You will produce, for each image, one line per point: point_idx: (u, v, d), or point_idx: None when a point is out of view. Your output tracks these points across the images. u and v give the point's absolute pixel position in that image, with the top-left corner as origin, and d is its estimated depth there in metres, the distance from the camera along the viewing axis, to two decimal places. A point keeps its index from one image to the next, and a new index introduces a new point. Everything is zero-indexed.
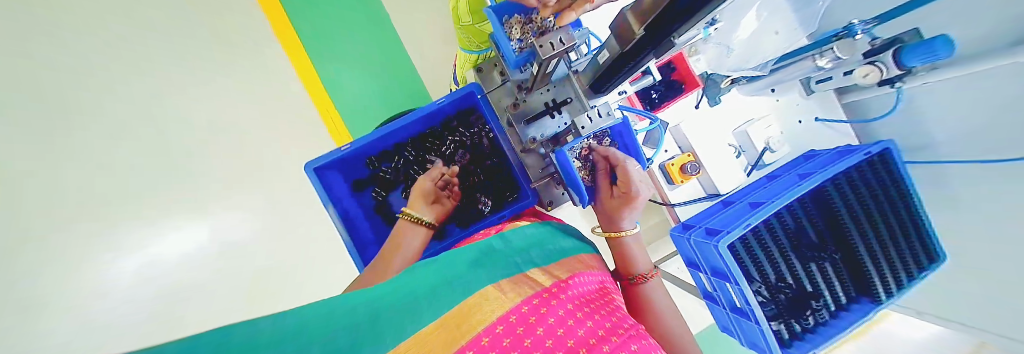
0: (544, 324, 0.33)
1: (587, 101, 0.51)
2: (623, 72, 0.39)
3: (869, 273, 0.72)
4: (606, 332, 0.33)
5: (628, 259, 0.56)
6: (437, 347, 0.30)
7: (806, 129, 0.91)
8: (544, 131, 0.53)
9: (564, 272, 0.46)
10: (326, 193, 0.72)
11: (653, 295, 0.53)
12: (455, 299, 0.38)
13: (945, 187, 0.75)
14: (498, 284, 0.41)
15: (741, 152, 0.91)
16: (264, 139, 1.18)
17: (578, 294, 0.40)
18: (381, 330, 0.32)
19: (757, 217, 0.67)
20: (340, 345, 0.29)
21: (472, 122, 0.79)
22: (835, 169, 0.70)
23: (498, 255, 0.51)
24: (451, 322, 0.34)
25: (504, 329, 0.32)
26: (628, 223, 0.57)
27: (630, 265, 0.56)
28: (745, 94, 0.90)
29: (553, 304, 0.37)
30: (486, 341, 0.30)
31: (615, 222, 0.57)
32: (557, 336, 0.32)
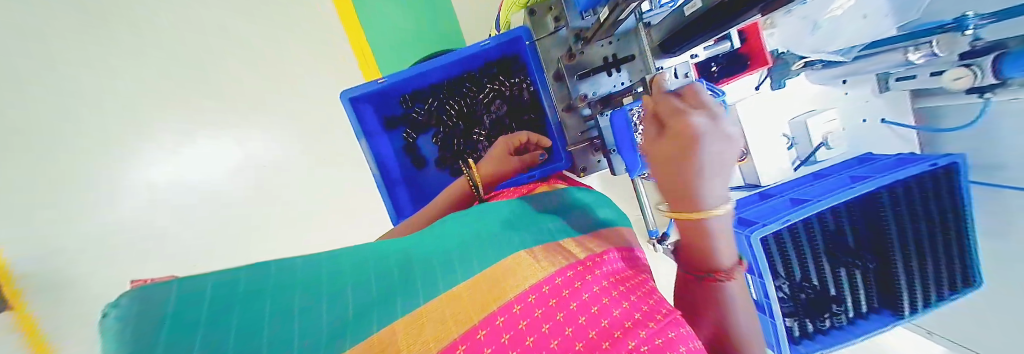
0: (577, 298, 0.32)
1: (652, 61, 0.47)
2: (704, 33, 0.37)
3: (899, 289, 0.70)
4: (643, 316, 0.30)
5: (703, 250, 0.35)
6: (468, 309, 0.30)
7: (869, 129, 0.83)
8: (599, 89, 0.53)
9: (597, 246, 0.44)
10: (359, 126, 0.72)
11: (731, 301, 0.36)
12: (487, 257, 0.38)
13: (1001, 218, 0.68)
14: (530, 250, 0.41)
15: (793, 145, 0.84)
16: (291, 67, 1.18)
17: (611, 271, 0.39)
18: (412, 281, 0.33)
19: (798, 215, 0.63)
20: (376, 290, 0.31)
21: (514, 72, 0.74)
22: (894, 176, 0.64)
23: (530, 219, 0.50)
24: (481, 285, 0.33)
25: (536, 299, 0.32)
26: (707, 191, 0.33)
27: (702, 257, 0.36)
28: (812, 82, 0.82)
29: (588, 279, 0.36)
30: (518, 310, 0.30)
31: (684, 197, 0.33)
32: (591, 313, 0.31)
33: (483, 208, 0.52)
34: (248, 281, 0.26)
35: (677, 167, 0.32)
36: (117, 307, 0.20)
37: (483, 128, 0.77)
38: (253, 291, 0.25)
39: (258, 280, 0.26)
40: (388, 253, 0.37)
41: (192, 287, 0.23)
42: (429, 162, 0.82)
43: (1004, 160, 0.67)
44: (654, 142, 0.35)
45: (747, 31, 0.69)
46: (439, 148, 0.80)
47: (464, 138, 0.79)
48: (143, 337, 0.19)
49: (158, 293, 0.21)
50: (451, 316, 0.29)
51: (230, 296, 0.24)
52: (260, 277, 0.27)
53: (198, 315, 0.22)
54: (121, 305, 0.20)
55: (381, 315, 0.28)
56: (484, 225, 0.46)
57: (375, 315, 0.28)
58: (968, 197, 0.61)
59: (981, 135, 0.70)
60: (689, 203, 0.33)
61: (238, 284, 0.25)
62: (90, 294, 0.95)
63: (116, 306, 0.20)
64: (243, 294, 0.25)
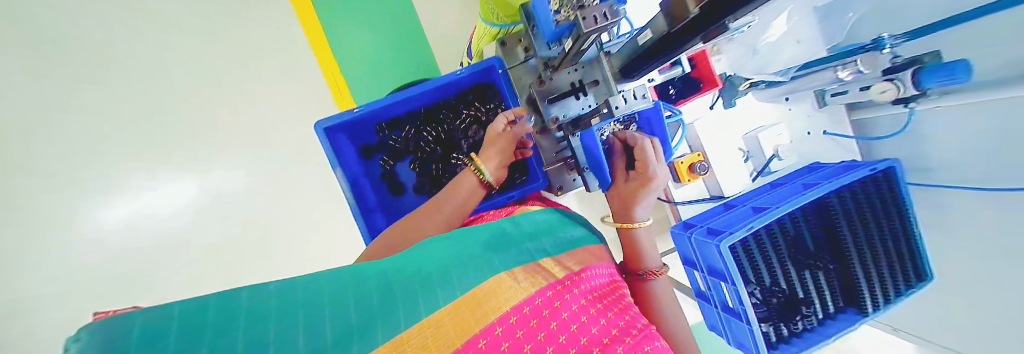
0: (557, 318, 0.34)
1: (616, 86, 0.51)
2: (657, 60, 0.40)
3: (859, 286, 0.74)
4: (619, 332, 0.33)
5: (638, 252, 0.53)
6: (449, 334, 0.30)
7: (813, 141, 0.91)
8: (568, 111, 0.56)
9: (576, 264, 0.46)
10: (334, 155, 0.72)
11: (659, 295, 0.51)
12: (468, 279, 0.38)
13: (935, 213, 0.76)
14: (510, 272, 0.41)
15: (749, 157, 0.91)
16: (263, 99, 1.16)
17: (589, 288, 0.40)
18: (393, 304, 0.32)
19: (759, 222, 0.68)
20: (354, 317, 0.30)
21: (489, 97, 0.77)
22: (839, 181, 0.70)
23: (509, 239, 0.51)
24: (463, 308, 0.33)
25: (518, 320, 0.32)
26: (642, 213, 0.54)
27: (640, 259, 0.53)
28: (759, 99, 0.89)
29: (567, 298, 0.37)
30: (499, 332, 0.31)
31: (628, 212, 0.53)
32: (571, 331, 0.32)
33: (459, 230, 0.52)
34: (217, 313, 0.25)
35: (634, 195, 0.53)
36: (81, 336, 0.19)
37: (461, 152, 0.79)
38: (223, 323, 0.24)
39: (229, 310, 0.25)
40: (369, 275, 0.37)
41: (157, 317, 0.22)
42: (407, 187, 0.82)
43: (932, 162, 0.75)
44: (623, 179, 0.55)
45: (697, 58, 0.77)
46: (417, 174, 0.80)
47: (443, 163, 0.79)
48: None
49: (118, 328, 0.20)
50: (437, 338, 0.29)
51: (198, 328, 0.23)
52: (232, 307, 0.26)
53: (170, 344, 0.21)
54: (84, 337, 0.19)
55: (363, 340, 0.27)
56: (464, 247, 0.45)
57: (355, 343, 0.27)
58: (905, 194, 0.68)
59: (912, 141, 0.78)
60: (628, 217, 0.54)
61: (205, 316, 0.24)
62: None
63: (76, 338, 0.19)
64: (212, 324, 0.24)
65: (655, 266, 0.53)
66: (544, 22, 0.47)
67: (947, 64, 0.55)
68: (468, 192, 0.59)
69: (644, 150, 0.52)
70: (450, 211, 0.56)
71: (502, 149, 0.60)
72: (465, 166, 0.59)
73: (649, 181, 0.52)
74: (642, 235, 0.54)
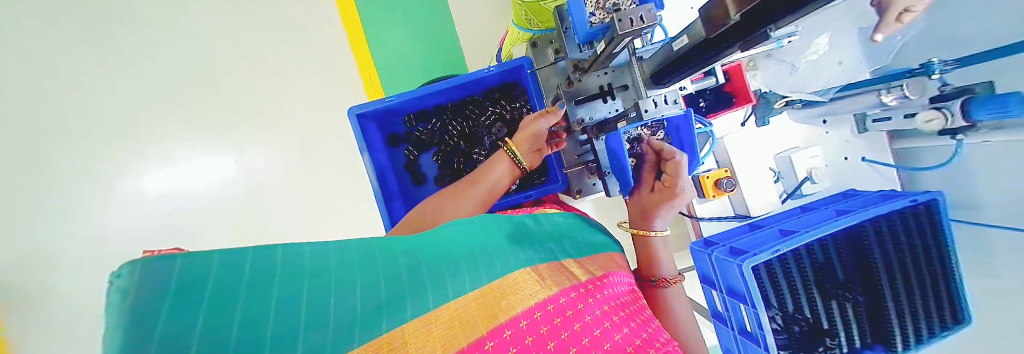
0: (580, 320, 0.35)
1: (644, 91, 0.49)
2: (691, 66, 0.41)
3: (890, 322, 0.70)
4: (642, 342, 0.35)
5: (652, 258, 0.53)
6: (474, 322, 0.32)
7: (850, 167, 0.87)
8: (594, 114, 0.55)
9: (598, 269, 0.46)
10: (363, 140, 0.74)
11: (673, 301, 0.51)
12: (491, 269, 0.39)
13: (977, 257, 0.71)
14: (535, 269, 0.41)
15: (779, 178, 0.87)
16: (298, 86, 1.21)
17: (612, 295, 0.40)
18: (419, 286, 0.33)
19: (787, 245, 0.65)
20: (383, 292, 0.32)
21: (515, 96, 0.78)
22: (877, 210, 0.66)
23: (532, 236, 0.51)
24: (485, 299, 0.34)
25: (542, 316, 0.34)
26: (662, 224, 0.53)
27: (654, 267, 0.53)
28: (794, 120, 0.86)
29: (591, 302, 0.38)
30: (524, 325, 0.32)
31: (649, 220, 0.53)
32: (594, 336, 0.34)
33: (484, 215, 0.51)
34: (251, 270, 0.26)
35: (658, 206, 0.52)
36: (120, 278, 0.20)
37: (483, 148, 0.80)
38: (258, 282, 0.26)
39: (262, 269, 0.27)
40: (398, 249, 0.38)
41: (198, 267, 0.23)
42: (429, 179, 0.84)
43: (983, 201, 0.69)
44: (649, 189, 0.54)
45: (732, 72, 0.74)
46: (439, 167, 0.82)
47: (464, 157, 0.80)
48: (143, 323, 0.19)
49: (160, 274, 0.21)
50: (456, 328, 0.31)
51: (235, 285, 0.25)
52: (270, 268, 0.27)
53: (204, 303, 0.22)
54: (123, 275, 0.19)
55: (390, 316, 0.29)
56: (488, 235, 0.46)
57: (385, 318, 0.29)
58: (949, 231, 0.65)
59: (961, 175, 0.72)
60: (648, 225, 0.53)
61: (240, 275, 0.25)
62: None
63: (117, 276, 0.19)
64: (248, 286, 0.25)
65: (671, 274, 0.52)
66: (579, 24, 0.47)
67: (999, 97, 0.52)
68: (500, 173, 0.60)
69: (677, 164, 0.51)
70: (480, 189, 0.57)
71: (535, 136, 0.59)
72: (501, 146, 0.60)
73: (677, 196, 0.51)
74: (659, 243, 0.53)
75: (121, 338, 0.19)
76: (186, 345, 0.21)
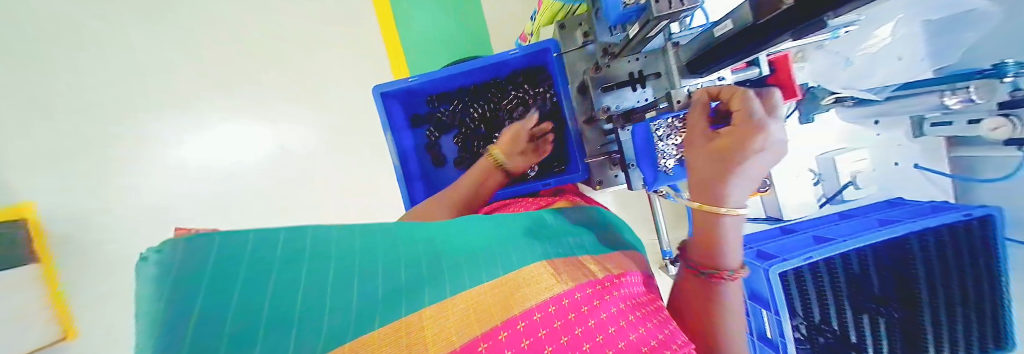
0: (595, 316, 0.32)
1: (678, 82, 0.48)
2: (735, 53, 0.37)
3: (926, 342, 0.66)
4: (658, 343, 0.29)
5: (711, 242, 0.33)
6: (490, 308, 0.30)
7: (899, 173, 0.81)
8: (622, 103, 0.54)
9: (615, 268, 0.43)
10: (387, 119, 0.75)
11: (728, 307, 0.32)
12: (508, 261, 0.38)
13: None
14: (550, 261, 0.40)
15: (819, 180, 0.81)
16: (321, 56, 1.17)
17: (627, 295, 0.37)
18: (438, 273, 0.33)
19: (822, 253, 0.61)
20: (403, 278, 0.32)
21: (539, 81, 0.76)
22: (925, 223, 0.61)
23: (548, 231, 0.50)
24: (501, 289, 0.33)
25: (556, 310, 0.31)
26: (739, 189, 0.31)
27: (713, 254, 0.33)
28: (840, 117, 0.79)
29: (607, 299, 0.35)
30: (538, 318, 0.30)
31: (716, 188, 0.31)
32: (609, 333, 0.30)
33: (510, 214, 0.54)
34: (283, 249, 0.27)
35: (729, 159, 0.30)
36: (158, 253, 0.21)
37: None
38: (288, 260, 0.27)
39: (292, 249, 0.28)
40: (420, 237, 0.38)
41: (234, 244, 0.24)
42: (449, 161, 0.84)
43: None
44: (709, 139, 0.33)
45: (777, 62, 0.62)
46: (459, 150, 0.82)
47: (484, 141, 0.80)
48: (178, 297, 0.21)
49: (198, 249, 0.22)
50: (469, 315, 0.29)
51: (267, 263, 0.25)
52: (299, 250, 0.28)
53: (236, 277, 0.23)
54: (162, 251, 0.21)
55: (410, 301, 0.29)
56: (506, 230, 0.45)
57: (403, 303, 0.29)
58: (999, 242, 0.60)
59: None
60: (715, 197, 0.32)
61: (274, 251, 0.26)
62: None
63: (156, 252, 0.21)
64: (280, 263, 0.26)
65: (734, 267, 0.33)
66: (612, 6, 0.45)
67: None
68: (484, 176, 0.63)
69: (744, 95, 0.30)
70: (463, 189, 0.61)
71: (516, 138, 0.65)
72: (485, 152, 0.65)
73: (756, 137, 0.29)
74: (730, 224, 0.32)
75: (159, 313, 0.20)
76: (217, 327, 0.22)
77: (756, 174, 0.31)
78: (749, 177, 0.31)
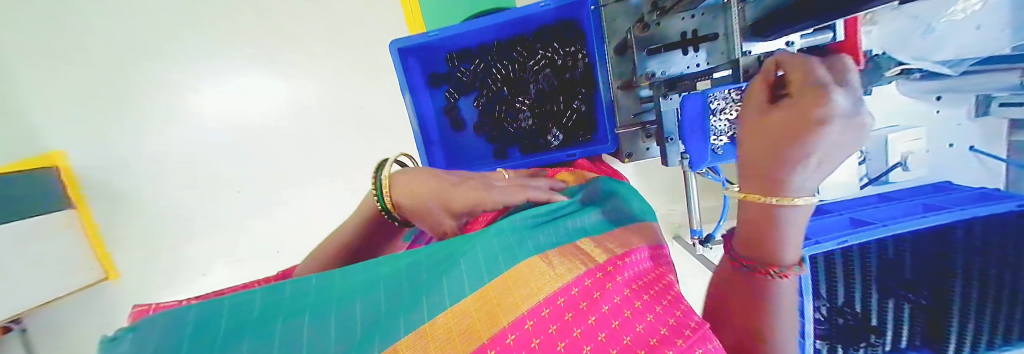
0: (596, 311, 0.29)
1: (738, 45, 0.45)
2: (827, 12, 0.30)
3: (950, 329, 0.64)
4: (669, 331, 0.27)
5: (768, 236, 0.27)
6: (476, 325, 0.27)
7: (952, 155, 0.74)
8: (669, 68, 0.51)
9: (619, 247, 0.40)
10: (405, 77, 0.71)
11: (780, 315, 0.26)
12: (496, 260, 0.34)
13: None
14: (544, 255, 0.36)
15: (864, 160, 0.76)
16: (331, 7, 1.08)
17: (633, 277, 0.35)
18: (418, 297, 0.29)
19: (860, 238, 0.59)
20: (384, 304, 0.29)
21: (570, 40, 0.70)
22: (973, 211, 0.57)
23: (548, 216, 0.47)
24: (492, 295, 0.29)
25: (550, 313, 0.28)
26: (805, 177, 0.25)
27: (765, 246, 0.27)
28: (900, 92, 0.71)
29: (610, 287, 0.32)
30: (529, 326, 0.27)
31: (777, 171, 0.25)
32: (612, 328, 0.28)
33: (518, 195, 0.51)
34: (261, 304, 0.25)
35: (794, 131, 0.24)
36: (128, 334, 0.20)
37: (528, 96, 0.75)
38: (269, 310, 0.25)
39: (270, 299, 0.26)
40: (400, 257, 0.35)
41: (206, 314, 0.23)
42: (468, 125, 0.81)
43: None
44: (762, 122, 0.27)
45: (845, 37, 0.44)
46: (479, 114, 0.78)
47: (506, 105, 0.76)
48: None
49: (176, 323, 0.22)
50: (453, 340, 0.25)
51: (246, 318, 0.24)
52: (272, 300, 0.26)
53: (214, 345, 0.22)
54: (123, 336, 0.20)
55: (384, 334, 0.25)
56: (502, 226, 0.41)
57: (380, 336, 0.25)
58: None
59: None
60: (770, 186, 0.26)
61: (252, 309, 0.25)
62: (149, 210, 1.09)
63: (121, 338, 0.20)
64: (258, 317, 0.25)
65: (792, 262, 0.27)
66: None
67: None
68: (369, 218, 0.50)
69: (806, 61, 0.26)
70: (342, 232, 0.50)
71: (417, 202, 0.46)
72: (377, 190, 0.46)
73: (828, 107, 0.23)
74: (796, 218, 0.26)
75: None
76: None
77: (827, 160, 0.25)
78: (815, 164, 0.25)
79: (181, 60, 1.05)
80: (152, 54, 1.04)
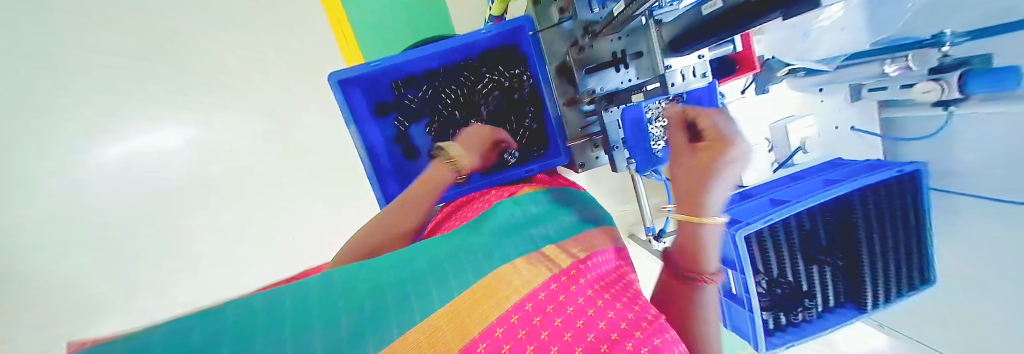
0: (562, 314, 0.32)
1: (660, 61, 0.52)
2: (731, 29, 0.38)
3: (864, 283, 0.75)
4: (628, 325, 0.31)
5: (698, 252, 0.44)
6: (448, 337, 0.27)
7: (839, 136, 0.88)
8: (605, 85, 0.58)
9: (581, 250, 0.44)
10: (347, 111, 0.69)
11: (707, 304, 0.43)
12: (466, 277, 0.35)
13: (954, 231, 0.71)
14: (513, 265, 0.39)
15: (773, 148, 0.88)
16: (258, 42, 1.02)
17: (595, 278, 0.39)
18: (387, 313, 0.29)
19: (780, 215, 0.67)
20: (347, 321, 0.27)
21: (514, 62, 0.73)
22: (862, 181, 0.67)
23: (514, 227, 0.49)
24: (461, 308, 0.31)
25: (519, 319, 0.30)
26: (720, 192, 0.45)
27: (695, 262, 0.44)
28: (792, 87, 0.85)
29: (573, 290, 0.36)
30: (500, 334, 0.29)
31: (697, 194, 0.45)
32: (577, 328, 0.30)
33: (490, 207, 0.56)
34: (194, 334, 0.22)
35: (707, 164, 0.45)
36: None
37: (480, 118, 0.76)
38: None
39: None
40: (361, 276, 0.33)
41: None
42: (421, 152, 0.79)
43: (963, 167, 0.67)
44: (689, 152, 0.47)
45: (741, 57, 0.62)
46: (432, 139, 0.77)
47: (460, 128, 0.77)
48: None
49: None
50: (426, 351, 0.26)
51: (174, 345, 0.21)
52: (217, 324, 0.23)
53: None
54: None
55: (355, 348, 0.25)
56: (471, 243, 0.43)
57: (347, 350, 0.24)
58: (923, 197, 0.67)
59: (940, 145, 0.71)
60: (700, 206, 0.45)
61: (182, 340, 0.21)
62: None
63: None
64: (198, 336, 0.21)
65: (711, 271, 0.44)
66: None
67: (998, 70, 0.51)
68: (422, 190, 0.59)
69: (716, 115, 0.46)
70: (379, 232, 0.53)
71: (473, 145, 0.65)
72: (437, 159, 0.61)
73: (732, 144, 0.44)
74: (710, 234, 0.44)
75: None
76: None
77: (728, 183, 0.45)
78: (727, 185, 0.45)
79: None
80: None
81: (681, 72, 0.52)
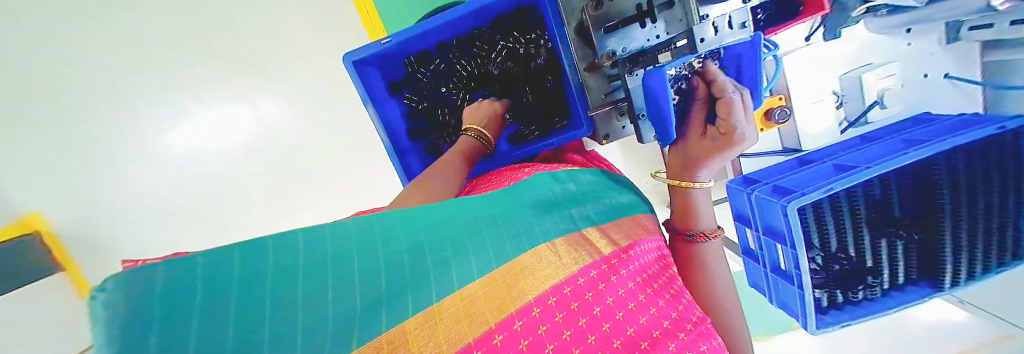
0: (601, 303, 0.35)
1: (694, 16, 0.48)
2: None
3: (943, 260, 0.66)
4: (672, 324, 0.35)
5: (691, 210, 0.49)
6: (485, 310, 0.30)
7: (926, 85, 0.73)
8: (629, 44, 0.52)
9: (623, 238, 0.44)
10: (365, 91, 0.70)
11: (706, 259, 0.48)
12: (502, 249, 0.36)
13: None
14: (553, 244, 0.40)
15: (842, 103, 0.76)
16: (281, 28, 1.04)
17: (639, 269, 0.41)
18: (422, 277, 0.30)
19: (843, 183, 0.58)
20: (383, 281, 0.29)
21: (530, 27, 0.69)
22: (955, 139, 0.56)
23: (552, 202, 0.48)
24: (500, 282, 0.33)
25: (557, 301, 0.33)
26: (706, 173, 0.48)
27: (693, 221, 0.49)
28: (868, 31, 0.71)
29: (613, 280, 0.37)
30: (536, 314, 0.31)
31: (689, 169, 0.48)
32: (615, 320, 0.34)
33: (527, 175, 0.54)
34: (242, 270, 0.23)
35: (710, 151, 0.46)
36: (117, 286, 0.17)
37: (495, 90, 0.74)
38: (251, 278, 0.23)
39: (255, 269, 0.23)
40: (396, 233, 0.33)
41: (182, 275, 0.20)
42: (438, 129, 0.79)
43: None
44: (698, 136, 0.48)
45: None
46: (449, 115, 0.77)
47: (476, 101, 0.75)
48: (129, 329, 0.17)
49: (146, 284, 0.18)
50: (461, 319, 0.29)
51: (225, 282, 0.22)
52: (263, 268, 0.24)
53: (190, 320, 0.20)
54: (112, 288, 0.17)
55: (388, 313, 0.27)
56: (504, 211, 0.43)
57: (382, 312, 0.27)
58: None
59: None
60: (688, 174, 0.49)
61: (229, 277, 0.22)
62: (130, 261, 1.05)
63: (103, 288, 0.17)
64: (242, 283, 0.22)
65: (710, 226, 0.49)
66: None
67: None
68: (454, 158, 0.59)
69: (732, 105, 0.43)
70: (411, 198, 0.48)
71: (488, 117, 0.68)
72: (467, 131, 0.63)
73: (737, 142, 0.44)
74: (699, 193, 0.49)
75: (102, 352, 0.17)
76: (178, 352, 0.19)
77: (717, 167, 0.48)
78: (717, 167, 0.48)
79: (140, 93, 1.01)
80: (107, 93, 0.99)
81: (715, 25, 0.47)
